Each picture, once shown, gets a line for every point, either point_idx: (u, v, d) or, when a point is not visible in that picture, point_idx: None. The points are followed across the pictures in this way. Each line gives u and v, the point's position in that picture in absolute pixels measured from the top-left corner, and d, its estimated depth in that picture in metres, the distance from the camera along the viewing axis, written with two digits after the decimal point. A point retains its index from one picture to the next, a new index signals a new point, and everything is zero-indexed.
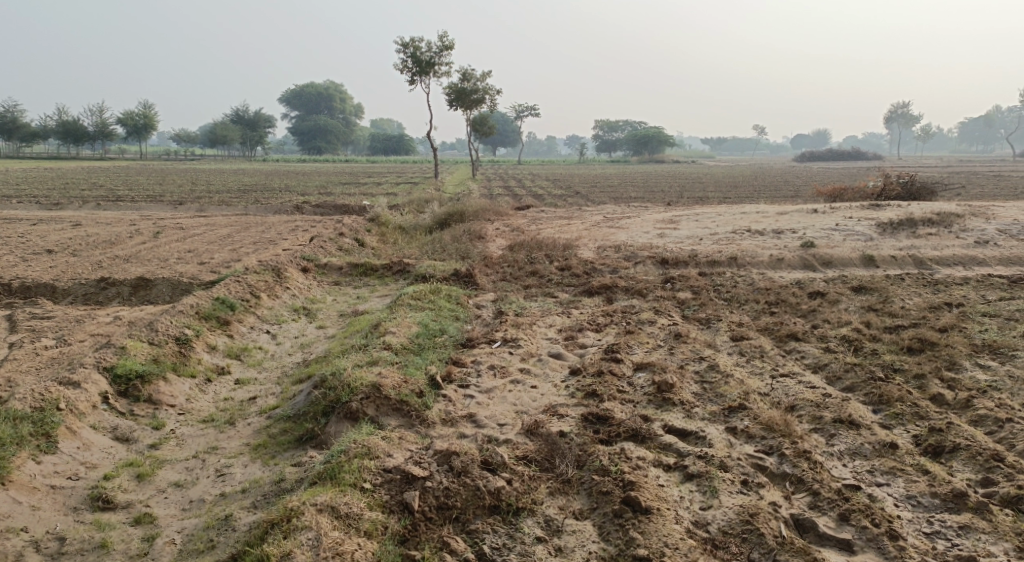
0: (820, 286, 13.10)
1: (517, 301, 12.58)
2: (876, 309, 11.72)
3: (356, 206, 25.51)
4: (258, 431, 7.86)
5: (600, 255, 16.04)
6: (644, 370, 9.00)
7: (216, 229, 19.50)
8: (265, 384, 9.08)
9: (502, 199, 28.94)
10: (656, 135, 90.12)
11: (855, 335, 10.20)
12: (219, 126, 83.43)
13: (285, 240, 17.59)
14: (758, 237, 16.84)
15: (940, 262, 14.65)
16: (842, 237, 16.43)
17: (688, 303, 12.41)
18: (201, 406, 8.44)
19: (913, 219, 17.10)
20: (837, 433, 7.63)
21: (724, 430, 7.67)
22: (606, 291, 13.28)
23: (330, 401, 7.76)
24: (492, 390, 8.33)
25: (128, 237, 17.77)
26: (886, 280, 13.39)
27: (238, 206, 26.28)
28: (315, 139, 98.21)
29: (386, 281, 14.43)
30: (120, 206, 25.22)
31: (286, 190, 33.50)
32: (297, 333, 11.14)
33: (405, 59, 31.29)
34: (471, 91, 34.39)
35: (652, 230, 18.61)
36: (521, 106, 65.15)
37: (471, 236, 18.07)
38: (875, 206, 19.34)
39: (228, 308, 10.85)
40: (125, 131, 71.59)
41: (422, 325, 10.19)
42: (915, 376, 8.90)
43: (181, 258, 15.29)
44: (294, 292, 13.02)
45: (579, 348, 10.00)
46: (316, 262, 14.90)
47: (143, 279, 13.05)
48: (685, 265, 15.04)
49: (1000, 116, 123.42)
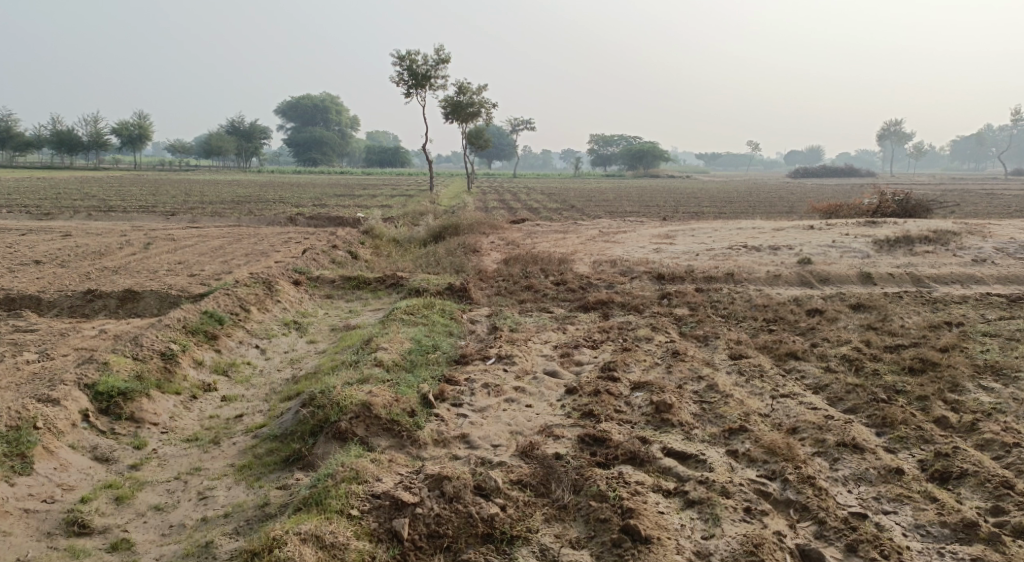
0: (819, 303, 12.92)
1: (511, 317, 12.37)
2: (876, 327, 11.54)
3: (350, 218, 25.34)
4: (244, 451, 7.63)
5: (595, 270, 15.86)
6: (642, 389, 8.79)
7: (208, 240, 19.30)
8: (251, 401, 8.99)
9: (497, 212, 28.78)
10: (651, 150, 90.21)
11: (856, 354, 10.02)
12: (214, 137, 83.28)
13: (277, 252, 17.38)
14: (755, 253, 16.68)
15: (939, 280, 14.49)
16: (839, 253, 16.27)
17: (685, 320, 12.22)
18: (185, 424, 8.23)
19: (911, 236, 16.97)
20: (841, 458, 7.44)
21: (724, 454, 7.47)
22: (602, 307, 13.08)
23: (319, 421, 7.54)
24: (486, 410, 8.11)
25: (118, 248, 17.56)
26: (884, 297, 13.22)
27: (231, 217, 26.09)
28: (310, 151, 98.14)
29: (379, 294, 14.22)
30: (111, 217, 24.97)
31: (280, 202, 33.29)
32: (287, 347, 10.92)
33: (401, 72, 31.19)
34: (467, 104, 34.29)
35: (647, 245, 18.45)
36: (516, 120, 65.13)
37: (465, 250, 17.88)
38: (872, 222, 19.20)
39: (217, 322, 10.65)
40: (120, 142, 71.40)
41: (414, 342, 9.97)
42: (918, 397, 8.71)
43: (171, 269, 15.08)
44: (285, 305, 12.81)
45: (575, 365, 9.79)
46: (308, 275, 14.69)
47: (131, 291, 12.82)
48: (681, 281, 14.86)
49: (993, 134, 123.90)
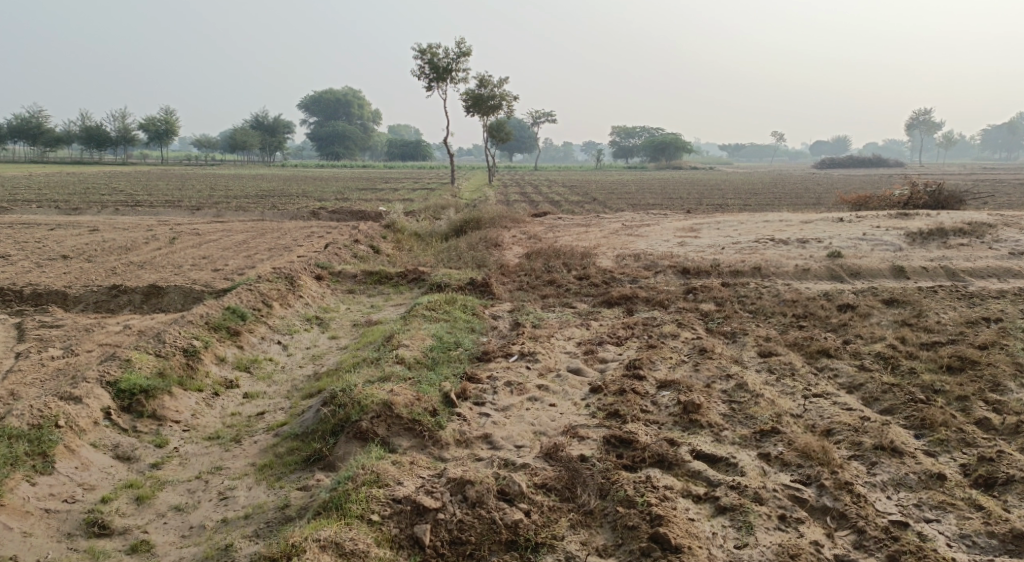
0: (849, 298, 12.64)
1: (535, 312, 12.20)
2: (910, 323, 11.26)
3: (373, 212, 25.26)
4: (264, 450, 7.52)
5: (620, 264, 15.65)
6: (668, 388, 8.60)
7: (232, 234, 19.27)
8: (273, 397, 8.88)
9: (520, 206, 28.60)
10: (675, 142, 89.56)
11: (891, 351, 9.76)
12: (238, 131, 83.63)
13: (300, 246, 17.30)
14: (782, 247, 16.38)
15: (973, 274, 14.15)
16: (869, 247, 15.94)
17: (712, 316, 11.99)
18: (207, 422, 8.11)
19: (944, 229, 16.60)
20: (878, 462, 7.23)
21: (755, 456, 7.27)
22: (627, 302, 12.87)
23: (339, 420, 7.41)
24: (509, 409, 7.95)
25: (143, 242, 17.56)
26: (917, 292, 12.91)
27: (254, 211, 26.09)
28: (333, 144, 98.35)
29: (402, 289, 14.08)
30: (136, 211, 25.02)
31: (303, 195, 33.29)
32: (309, 343, 10.81)
33: (423, 64, 31.04)
34: (489, 96, 34.10)
35: (672, 238, 18.19)
36: (538, 112, 64.83)
37: (488, 244, 17.71)
38: (903, 214, 18.82)
39: (240, 317, 10.54)
40: (145, 136, 71.87)
41: (437, 339, 9.81)
42: (956, 397, 8.47)
43: (194, 264, 15.04)
44: (307, 300, 12.70)
45: (600, 363, 9.60)
46: (331, 269, 14.58)
47: (155, 286, 12.77)
48: (707, 275, 14.62)
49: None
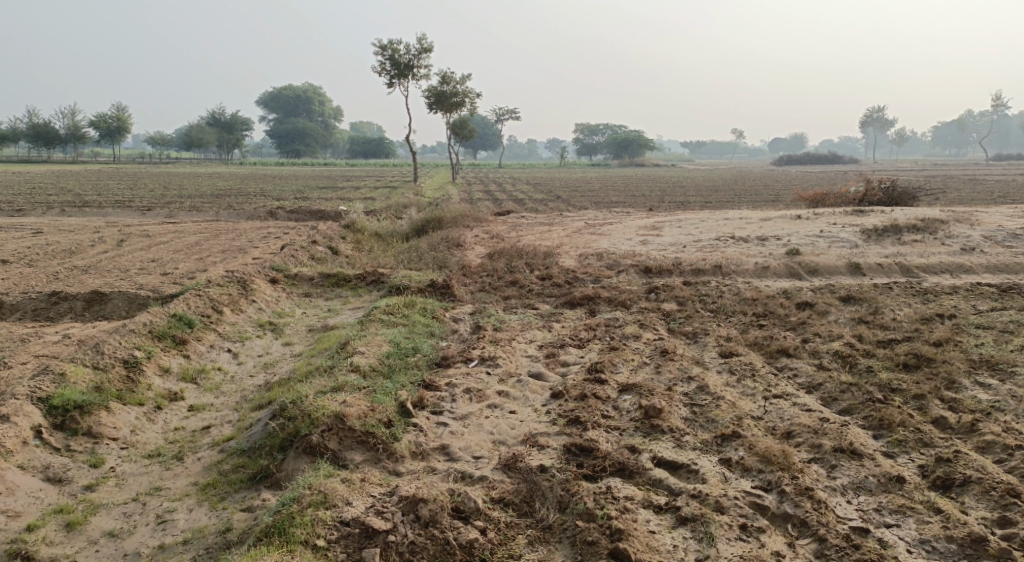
0: (808, 296, 12.62)
1: (495, 314, 11.99)
2: (867, 321, 11.24)
3: (332, 211, 24.90)
4: (209, 468, 7.34)
5: (581, 263, 15.51)
6: (630, 392, 8.46)
7: (185, 236, 18.83)
8: (220, 410, 8.61)
9: (482, 204, 28.38)
10: (636, 139, 89.86)
11: (849, 350, 9.71)
12: (196, 129, 82.26)
13: (255, 248, 16.92)
14: (742, 245, 16.35)
15: (928, 269, 14.22)
16: (827, 244, 15.97)
17: (673, 315, 11.89)
18: (147, 438, 7.99)
19: (899, 225, 16.70)
20: (838, 465, 7.15)
21: (717, 462, 7.15)
22: (588, 303, 12.72)
23: (289, 434, 7.19)
24: (467, 417, 7.76)
25: (91, 245, 17.06)
26: (875, 289, 12.92)
27: (209, 211, 25.57)
28: (293, 142, 97.25)
29: (359, 292, 13.79)
30: (86, 212, 24.38)
31: (260, 195, 32.72)
32: (261, 350, 10.51)
33: (383, 62, 30.69)
34: (450, 94, 33.82)
35: (634, 236, 18.10)
36: (500, 110, 64.61)
37: (448, 244, 17.47)
38: (859, 211, 18.93)
39: (186, 325, 10.22)
40: (100, 135, 70.44)
41: (393, 344, 9.56)
42: (914, 396, 8.42)
43: (144, 268, 14.63)
44: (260, 305, 12.38)
45: (561, 366, 9.41)
46: (286, 272, 14.23)
47: (99, 292, 12.36)
48: (668, 273, 14.53)
49: (976, 120, 124.20)
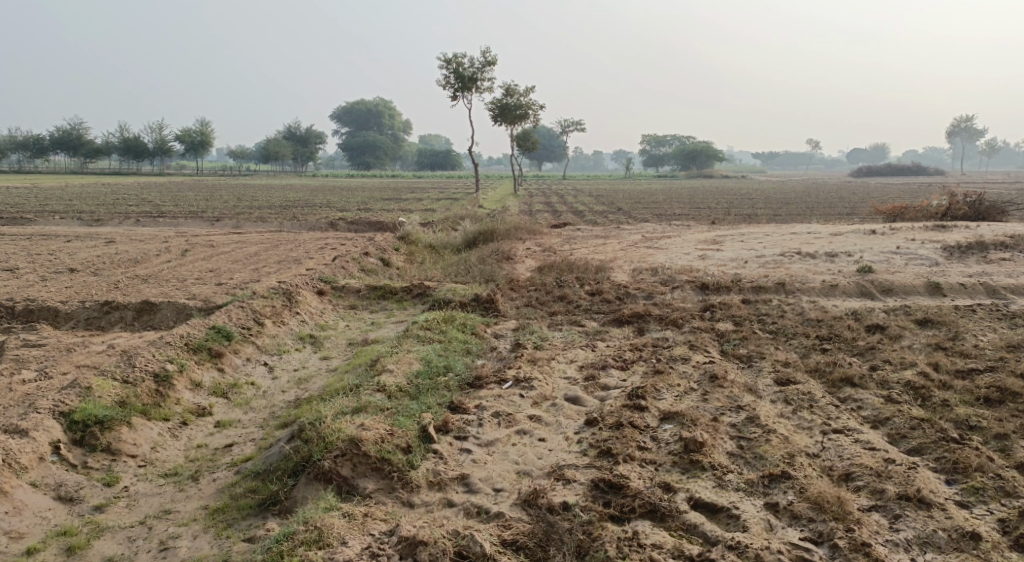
0: (879, 318, 11.80)
1: (539, 331, 11.48)
2: (945, 347, 10.43)
3: (391, 223, 24.67)
4: (221, 490, 7.18)
5: (635, 279, 14.91)
6: (671, 421, 7.88)
7: (246, 246, 18.71)
8: (246, 427, 8.29)
9: (542, 216, 27.91)
10: (706, 150, 88.37)
11: (922, 380, 8.94)
12: (272, 141, 83.52)
13: (309, 259, 16.67)
14: (809, 261, 15.54)
15: (1015, 291, 13.24)
16: (903, 261, 15.06)
17: (728, 336, 11.22)
18: (167, 455, 7.77)
19: (983, 243, 15.72)
20: (903, 516, 6.60)
21: (761, 507, 6.60)
22: (638, 321, 12.13)
23: (301, 458, 7.04)
24: (493, 444, 7.39)
25: (154, 255, 17.01)
26: (955, 311, 12.04)
27: (273, 222, 25.57)
28: (364, 155, 98.28)
29: (405, 305, 13.34)
30: (156, 223, 24.57)
31: (326, 206, 32.70)
32: (297, 365, 10.03)
33: (448, 74, 30.51)
34: (515, 106, 33.46)
35: (694, 251, 17.40)
36: (567, 121, 64.11)
37: (500, 257, 17.01)
38: (940, 226, 17.89)
39: (224, 338, 9.85)
40: (182, 148, 72.20)
41: (425, 362, 9.11)
42: (995, 436, 7.73)
43: (199, 278, 14.44)
44: (303, 317, 12.03)
45: (601, 390, 8.85)
46: (334, 284, 13.87)
47: (148, 302, 12.11)
48: (727, 291, 13.83)
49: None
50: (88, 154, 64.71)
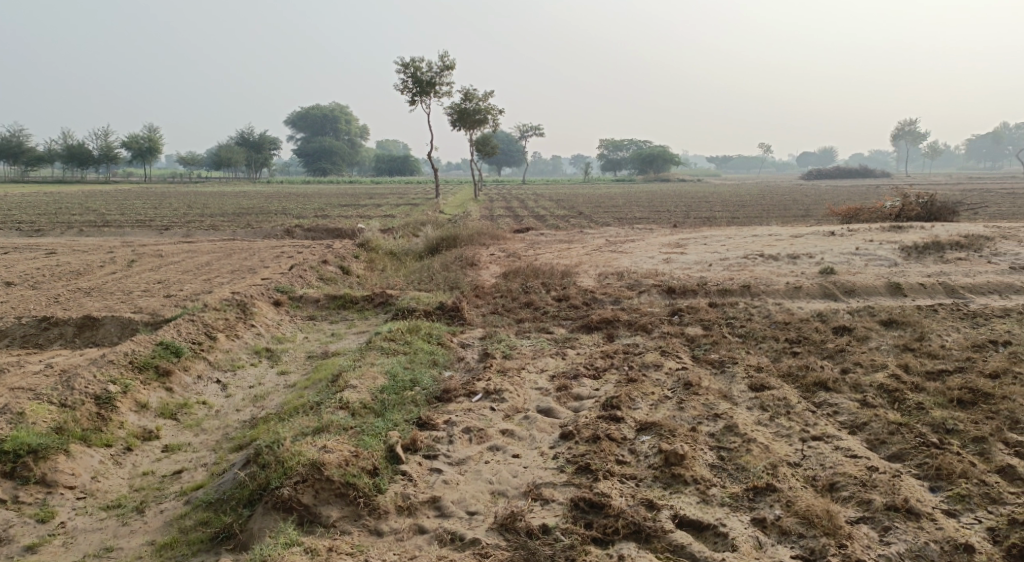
0: (845, 319, 11.67)
1: (506, 339, 11.16)
2: (913, 348, 10.31)
3: (349, 229, 24.16)
4: (169, 523, 6.76)
5: (601, 283, 14.65)
6: (648, 432, 7.61)
7: (197, 256, 18.10)
8: (197, 451, 7.85)
9: (503, 221, 27.61)
10: (662, 154, 88.82)
11: (895, 382, 8.77)
12: (224, 148, 82.08)
13: (264, 268, 16.14)
14: (772, 263, 15.43)
15: (973, 290, 13.23)
16: (864, 262, 15.01)
17: (698, 342, 10.99)
18: (109, 486, 7.32)
19: (940, 242, 15.75)
20: (892, 528, 6.44)
21: (749, 523, 6.43)
22: (606, 327, 11.86)
23: (258, 486, 6.66)
24: (464, 462, 7.07)
25: (99, 266, 16.35)
26: (918, 312, 11.96)
27: (226, 230, 24.89)
28: (320, 160, 97.16)
29: (366, 315, 12.94)
30: (103, 233, 23.77)
31: (280, 214, 32.04)
32: (254, 381, 9.59)
33: (404, 79, 30.08)
34: (473, 111, 33.14)
35: (657, 255, 17.21)
36: (524, 126, 63.96)
37: (462, 263, 16.65)
38: (896, 227, 17.93)
39: (173, 354, 9.31)
40: (130, 155, 70.55)
41: (390, 375, 8.73)
42: (974, 439, 7.56)
43: (147, 290, 13.87)
44: (259, 330, 11.57)
45: (573, 401, 8.56)
46: (291, 294, 13.39)
47: (92, 316, 11.54)
48: (693, 294, 13.63)
49: (1008, 134, 121.76)
50: (31, 161, 62.88)
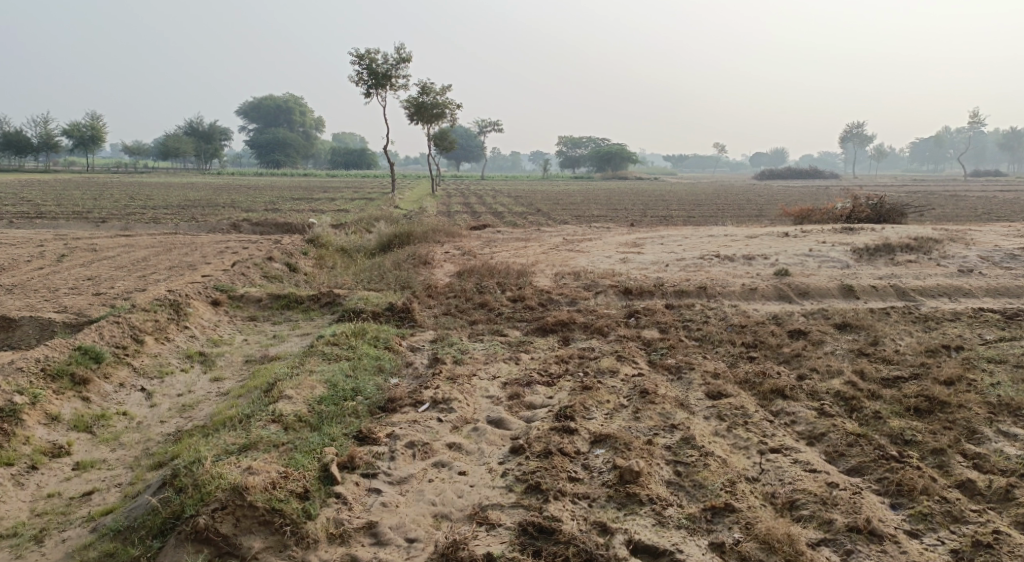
0: (800, 323, 11.38)
1: (457, 343, 10.69)
2: (868, 353, 10.05)
3: (300, 224, 23.45)
4: (70, 555, 6.34)
5: (557, 283, 14.25)
6: (602, 445, 7.20)
7: (135, 250, 17.31)
8: (112, 469, 7.42)
9: (459, 218, 27.07)
10: (618, 152, 88.82)
11: (852, 390, 8.42)
12: (174, 138, 80.09)
13: (206, 264, 15.46)
14: (728, 264, 15.15)
15: (925, 293, 13.05)
16: (817, 264, 14.81)
17: (654, 346, 10.62)
18: (8, 511, 6.87)
19: (891, 244, 15.61)
20: (854, 551, 6.14)
21: (707, 548, 6.10)
22: (561, 329, 11.43)
23: (171, 514, 6.22)
24: (406, 481, 6.67)
25: (29, 261, 15.54)
26: (871, 315, 11.73)
27: (169, 224, 24.00)
28: (274, 152, 95.49)
29: (311, 315, 12.35)
30: (37, 225, 22.73)
31: (229, 207, 31.14)
32: (183, 388, 9.00)
33: (359, 71, 29.37)
34: (430, 105, 32.51)
35: (614, 254, 16.85)
36: (482, 122, 63.44)
37: (414, 261, 16.13)
38: (848, 228, 17.79)
39: (93, 359, 8.78)
40: (74, 144, 68.47)
41: (330, 384, 8.20)
42: (933, 451, 7.25)
43: (76, 287, 13.15)
44: (193, 332, 10.95)
45: (526, 410, 8.12)
46: (232, 292, 12.73)
47: (9, 317, 10.84)
48: (650, 295, 13.28)
49: (955, 136, 124.05)
50: None
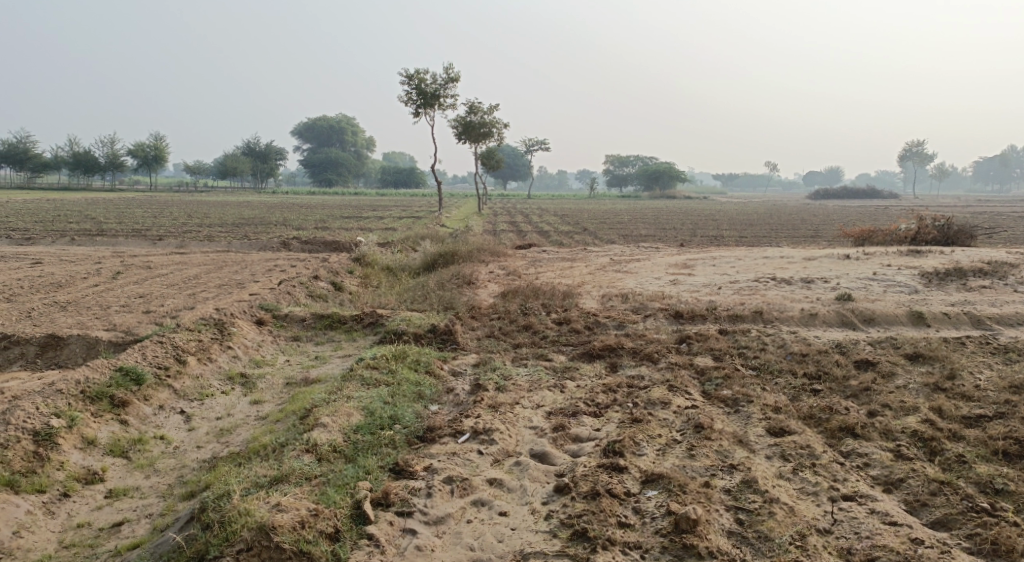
0: (866, 353, 10.76)
1: (501, 368, 10.29)
2: (943, 387, 9.41)
3: (348, 242, 23.26)
4: None
5: (605, 306, 13.78)
6: (654, 486, 6.78)
7: (185, 268, 17.22)
8: (145, 497, 7.15)
9: (507, 237, 26.73)
10: (668, 171, 87.96)
11: (930, 429, 7.83)
12: (229, 157, 81.25)
13: (253, 282, 15.29)
14: (785, 288, 14.55)
15: (1000, 321, 12.33)
16: (882, 288, 14.14)
17: (708, 375, 10.07)
18: (35, 542, 6.64)
19: (961, 269, 14.89)
20: None
21: None
22: (609, 355, 10.96)
23: (195, 554, 5.99)
24: (443, 522, 6.36)
25: (82, 278, 15.52)
26: (944, 344, 11.06)
27: (220, 241, 24.01)
28: (326, 171, 96.44)
29: (354, 336, 12.01)
30: (93, 242, 22.94)
31: (280, 225, 31.21)
32: (222, 411, 8.70)
33: (409, 91, 29.31)
34: (479, 124, 32.33)
35: (664, 276, 16.33)
36: (532, 141, 63.23)
37: (459, 282, 15.79)
38: (913, 251, 17.04)
39: (133, 381, 8.52)
40: (135, 163, 69.88)
41: (368, 412, 7.84)
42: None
43: (125, 305, 13.01)
44: (236, 353, 10.67)
45: (573, 443, 7.68)
46: (276, 312, 12.48)
47: (56, 335, 10.69)
48: (702, 319, 12.74)
49: (1017, 156, 120.76)
50: (35, 168, 62.14)
